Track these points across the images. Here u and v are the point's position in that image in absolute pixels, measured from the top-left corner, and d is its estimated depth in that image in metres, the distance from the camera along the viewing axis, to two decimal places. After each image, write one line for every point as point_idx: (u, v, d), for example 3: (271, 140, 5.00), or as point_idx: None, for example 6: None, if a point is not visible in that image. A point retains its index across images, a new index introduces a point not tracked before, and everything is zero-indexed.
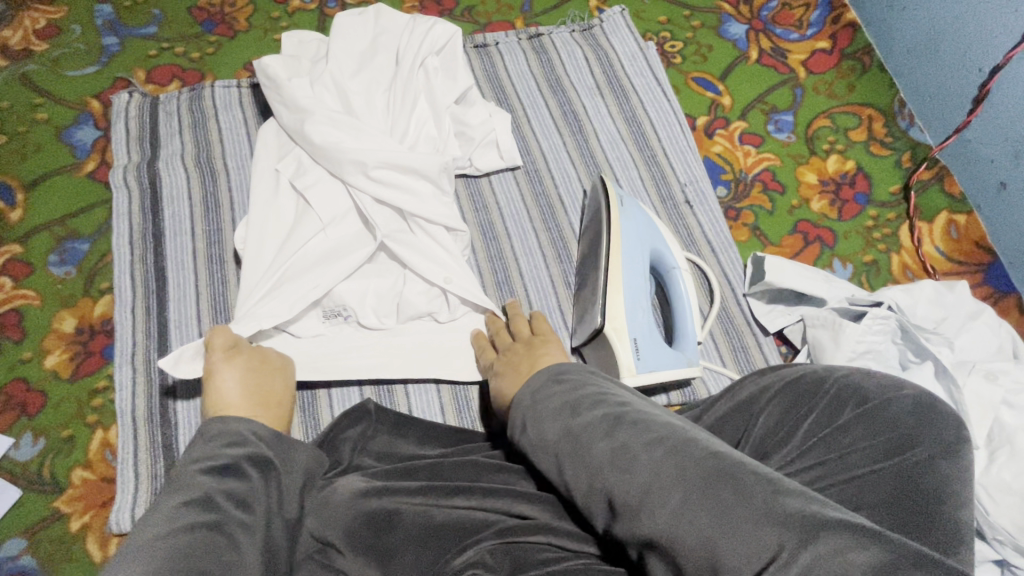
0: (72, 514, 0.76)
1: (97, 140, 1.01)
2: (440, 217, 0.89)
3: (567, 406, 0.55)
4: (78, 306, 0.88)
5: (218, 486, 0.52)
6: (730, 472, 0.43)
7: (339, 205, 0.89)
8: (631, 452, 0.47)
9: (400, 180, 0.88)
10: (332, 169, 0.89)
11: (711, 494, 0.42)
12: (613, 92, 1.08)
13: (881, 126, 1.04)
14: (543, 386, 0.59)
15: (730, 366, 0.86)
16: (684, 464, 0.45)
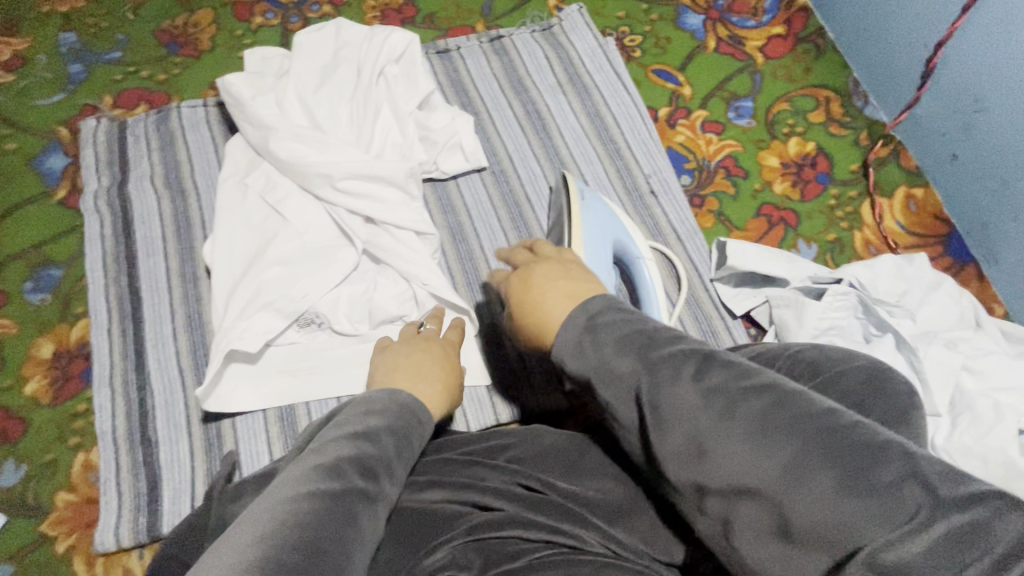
0: (58, 536, 0.77)
1: (68, 167, 1.02)
2: (410, 222, 0.90)
3: (636, 338, 0.46)
4: (55, 332, 0.89)
5: (360, 446, 0.50)
6: (848, 429, 0.35)
7: (313, 214, 0.90)
8: (723, 399, 0.39)
9: (367, 189, 0.90)
10: (301, 180, 0.90)
11: (835, 455, 0.34)
12: (575, 89, 1.10)
13: (838, 106, 1.06)
14: (602, 313, 0.49)
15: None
16: (791, 418, 0.37)
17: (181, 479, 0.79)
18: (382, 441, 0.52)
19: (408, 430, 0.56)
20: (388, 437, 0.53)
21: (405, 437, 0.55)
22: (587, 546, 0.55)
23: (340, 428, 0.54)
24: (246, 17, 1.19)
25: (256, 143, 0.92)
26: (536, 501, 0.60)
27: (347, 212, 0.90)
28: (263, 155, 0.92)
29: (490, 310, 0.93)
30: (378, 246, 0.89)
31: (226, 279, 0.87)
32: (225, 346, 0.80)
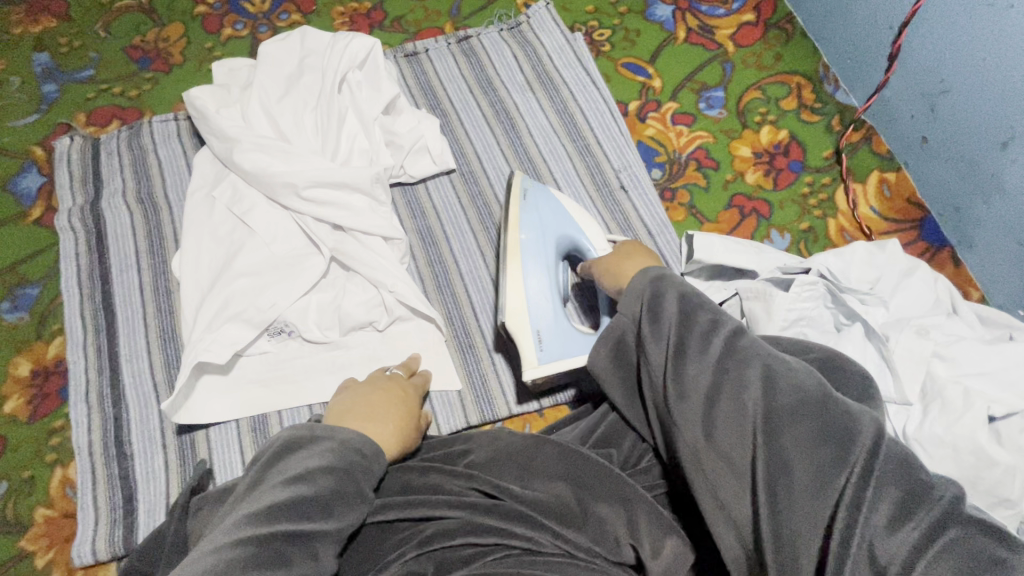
0: (38, 551, 0.79)
1: (42, 186, 1.04)
2: (375, 228, 0.91)
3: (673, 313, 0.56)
4: (32, 350, 0.91)
5: (296, 493, 0.51)
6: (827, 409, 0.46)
7: (279, 224, 0.91)
8: (737, 376, 0.50)
9: (332, 197, 0.90)
10: (265, 190, 0.90)
11: (811, 427, 0.46)
12: (543, 86, 1.09)
13: (810, 92, 1.04)
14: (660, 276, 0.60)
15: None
16: (786, 397, 0.48)
17: (157, 491, 0.81)
18: (319, 484, 0.53)
19: (349, 464, 0.56)
20: (326, 478, 0.54)
21: (352, 469, 0.56)
22: (541, 548, 0.57)
23: (278, 470, 0.55)
24: (216, 29, 1.19)
25: (222, 155, 0.93)
26: (488, 507, 0.59)
27: (313, 220, 0.90)
28: (228, 167, 0.93)
29: (460, 313, 0.93)
30: (345, 253, 0.90)
31: (194, 293, 0.88)
32: (193, 359, 0.81)
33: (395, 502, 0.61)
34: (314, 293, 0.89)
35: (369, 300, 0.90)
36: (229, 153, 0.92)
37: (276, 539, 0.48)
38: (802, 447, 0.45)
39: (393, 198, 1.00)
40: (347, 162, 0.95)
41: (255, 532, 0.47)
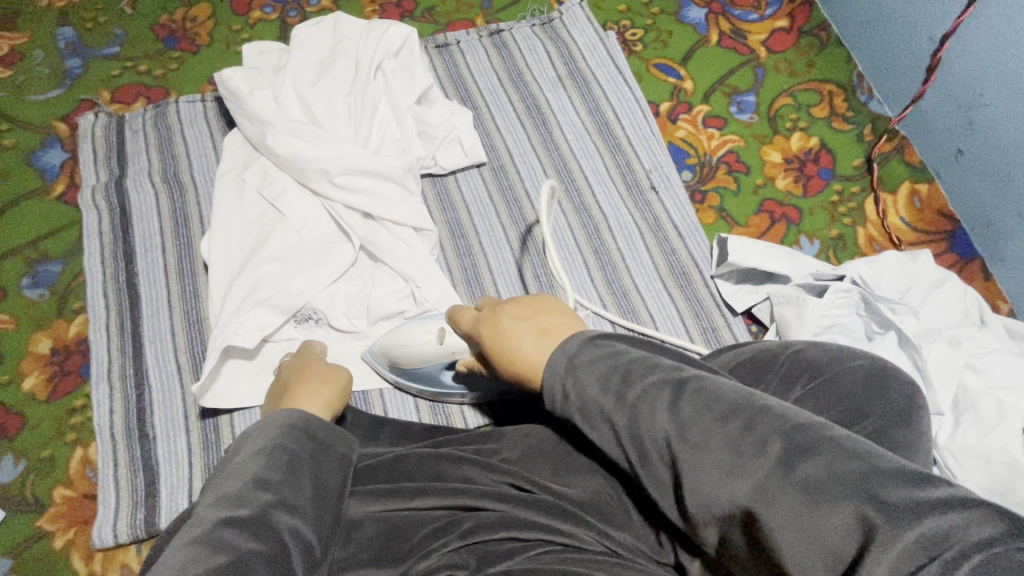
0: (56, 532, 0.77)
1: (65, 162, 1.02)
2: (408, 218, 0.90)
3: (616, 371, 0.48)
4: (53, 328, 0.89)
5: (228, 487, 0.54)
6: (816, 447, 0.38)
7: (307, 210, 0.90)
8: (700, 426, 0.42)
9: (364, 185, 0.90)
10: (298, 175, 0.89)
11: (801, 475, 0.37)
12: (575, 83, 1.08)
13: (842, 100, 1.04)
14: (577, 353, 0.51)
15: (697, 343, 0.88)
16: (764, 441, 0.39)
17: (178, 476, 0.79)
18: (250, 470, 0.55)
19: (282, 441, 0.59)
20: (256, 461, 0.56)
21: (287, 442, 0.59)
22: (585, 546, 0.56)
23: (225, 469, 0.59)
24: (244, 11, 1.18)
25: (254, 136, 0.92)
26: (530, 501, 0.59)
27: (343, 206, 0.90)
28: (261, 149, 0.92)
29: None
30: (376, 241, 0.89)
31: (222, 277, 0.87)
32: (222, 342, 0.81)
33: (434, 491, 0.62)
34: (343, 280, 0.89)
35: (399, 290, 0.89)
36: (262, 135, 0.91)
37: (212, 530, 0.49)
38: (790, 481, 0.37)
39: (424, 189, 1.00)
40: (380, 150, 0.94)
41: (196, 530, 0.50)
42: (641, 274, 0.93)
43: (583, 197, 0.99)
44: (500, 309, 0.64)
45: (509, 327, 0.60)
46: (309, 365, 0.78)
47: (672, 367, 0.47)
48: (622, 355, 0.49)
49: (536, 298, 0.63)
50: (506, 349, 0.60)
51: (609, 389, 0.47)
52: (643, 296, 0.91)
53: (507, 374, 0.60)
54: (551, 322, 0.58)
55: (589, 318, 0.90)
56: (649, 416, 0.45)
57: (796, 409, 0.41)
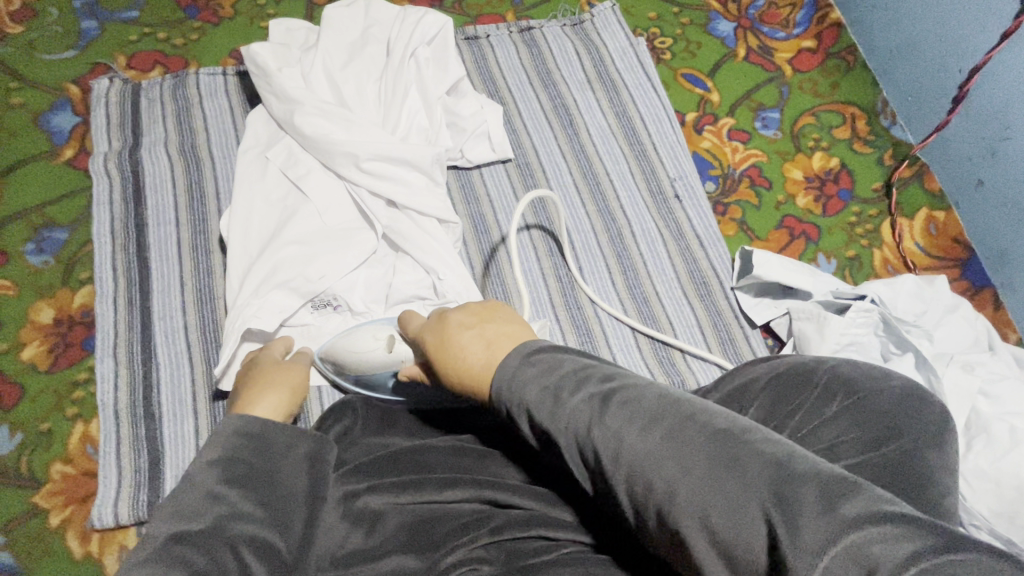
0: (51, 509, 0.74)
1: (76, 126, 0.98)
2: (434, 209, 0.89)
3: (548, 393, 0.48)
4: (56, 297, 0.86)
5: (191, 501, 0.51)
6: (734, 457, 0.39)
7: (332, 194, 0.88)
8: (625, 440, 0.43)
9: (391, 172, 0.88)
10: (326, 157, 0.87)
11: (720, 490, 0.38)
12: (604, 86, 1.08)
13: (865, 124, 1.06)
14: (517, 370, 0.50)
15: (715, 353, 0.88)
16: (685, 453, 0.40)
17: (182, 457, 0.77)
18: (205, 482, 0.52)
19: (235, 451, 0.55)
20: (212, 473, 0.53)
21: (262, 450, 0.56)
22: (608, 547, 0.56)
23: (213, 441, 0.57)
24: None
25: (282, 114, 0.90)
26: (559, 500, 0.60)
27: (369, 192, 0.88)
28: (289, 127, 0.90)
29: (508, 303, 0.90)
30: (399, 230, 0.87)
31: (241, 258, 0.85)
32: (241, 325, 0.79)
33: (468, 481, 0.60)
34: (364, 268, 0.87)
35: (422, 280, 0.87)
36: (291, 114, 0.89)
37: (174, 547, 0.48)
38: (721, 499, 0.38)
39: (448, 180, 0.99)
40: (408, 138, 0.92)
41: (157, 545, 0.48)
42: (663, 281, 0.93)
43: (608, 201, 0.98)
44: (449, 315, 0.62)
45: (455, 334, 0.58)
46: (261, 371, 0.74)
47: (603, 378, 0.48)
48: (557, 370, 0.49)
49: (484, 304, 0.61)
50: (452, 357, 0.58)
51: (544, 404, 0.48)
52: (664, 303, 0.91)
53: (449, 383, 0.59)
54: (495, 330, 0.56)
55: (610, 321, 0.89)
56: (581, 423, 0.46)
57: (720, 412, 0.43)
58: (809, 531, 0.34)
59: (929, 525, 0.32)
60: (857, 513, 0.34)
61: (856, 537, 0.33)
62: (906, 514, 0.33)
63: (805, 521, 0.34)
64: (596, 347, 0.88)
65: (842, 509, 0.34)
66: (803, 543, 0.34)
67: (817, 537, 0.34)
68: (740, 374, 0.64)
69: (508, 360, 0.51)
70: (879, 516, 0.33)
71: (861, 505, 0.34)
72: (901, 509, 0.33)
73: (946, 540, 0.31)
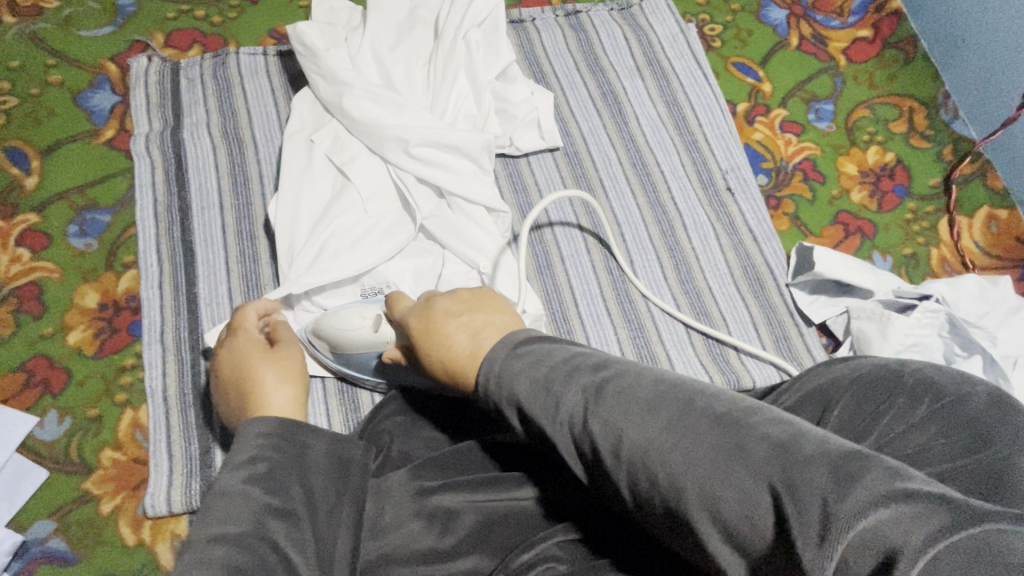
0: (103, 496, 0.73)
1: (116, 106, 0.96)
2: (483, 196, 0.85)
3: (539, 385, 0.47)
4: (101, 281, 0.84)
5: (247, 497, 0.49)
6: (738, 444, 0.38)
7: (379, 182, 0.86)
8: (624, 431, 0.42)
9: (442, 159, 0.85)
10: (376, 145, 0.85)
11: (727, 479, 0.37)
12: (653, 73, 1.05)
13: (923, 118, 1.03)
14: (506, 360, 0.49)
15: (769, 350, 0.86)
16: (687, 441, 0.39)
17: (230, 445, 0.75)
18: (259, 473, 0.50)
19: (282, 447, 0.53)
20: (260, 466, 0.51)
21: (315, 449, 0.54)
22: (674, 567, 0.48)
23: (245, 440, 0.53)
24: None
25: (330, 100, 0.87)
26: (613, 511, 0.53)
27: (415, 179, 0.86)
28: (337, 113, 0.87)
29: (559, 296, 0.88)
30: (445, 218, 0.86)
31: (287, 246, 0.83)
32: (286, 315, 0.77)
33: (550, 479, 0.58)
34: (411, 258, 0.85)
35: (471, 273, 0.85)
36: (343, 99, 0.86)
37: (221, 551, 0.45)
38: (730, 485, 0.37)
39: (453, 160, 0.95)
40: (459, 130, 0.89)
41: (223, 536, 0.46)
42: (716, 276, 0.91)
43: (659, 193, 0.96)
44: (435, 303, 0.60)
45: (441, 322, 0.57)
46: (248, 368, 0.64)
47: (595, 367, 0.46)
48: (547, 361, 0.48)
49: (470, 293, 0.60)
50: (437, 346, 0.57)
51: (539, 399, 0.46)
52: (717, 299, 0.89)
53: (440, 375, 0.58)
54: (484, 318, 0.56)
55: (662, 317, 0.87)
56: (577, 416, 0.44)
57: (720, 395, 0.41)
58: (820, 516, 0.33)
59: (942, 502, 0.32)
60: (868, 494, 0.33)
61: (870, 521, 0.32)
62: (916, 492, 0.33)
63: (815, 504, 0.34)
64: (648, 343, 0.86)
65: (856, 490, 0.33)
66: (813, 530, 0.33)
67: (831, 522, 0.33)
68: (825, 372, 0.64)
69: (498, 350, 0.50)
70: (887, 495, 0.33)
71: (868, 487, 0.33)
72: (912, 487, 0.33)
73: (963, 518, 0.31)
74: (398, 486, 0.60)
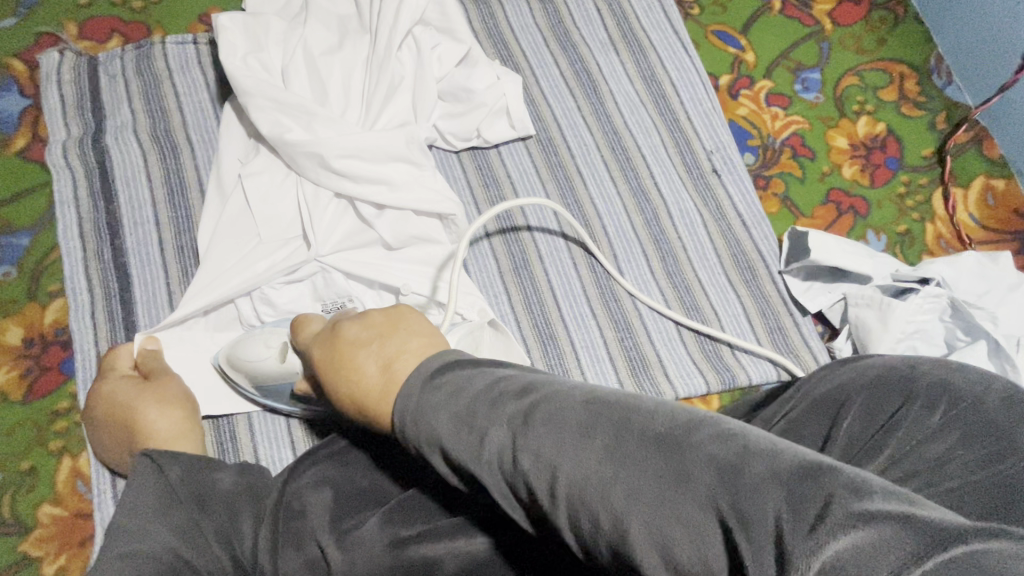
0: (45, 557, 0.66)
1: (26, 110, 0.85)
2: (429, 203, 0.76)
3: (461, 419, 0.42)
4: (23, 314, 0.75)
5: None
6: (681, 471, 0.34)
7: (311, 190, 0.77)
8: (560, 462, 0.38)
9: (379, 155, 0.75)
10: (314, 145, 0.74)
11: (673, 513, 0.34)
12: (628, 47, 0.97)
13: (914, 84, 0.97)
14: (421, 394, 0.44)
15: (765, 345, 0.81)
16: (625, 469, 0.36)
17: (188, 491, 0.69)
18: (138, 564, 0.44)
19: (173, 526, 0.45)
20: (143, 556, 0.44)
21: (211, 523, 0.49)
22: None
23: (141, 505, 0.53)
24: None
25: (256, 92, 0.76)
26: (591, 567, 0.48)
27: (353, 184, 0.75)
28: (262, 110, 0.76)
29: (539, 299, 0.82)
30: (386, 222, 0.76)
31: (215, 269, 0.75)
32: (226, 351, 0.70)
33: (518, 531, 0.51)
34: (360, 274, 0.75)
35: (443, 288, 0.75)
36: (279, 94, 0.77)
37: None
38: (679, 519, 0.33)
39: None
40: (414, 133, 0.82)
41: None
42: (705, 268, 0.85)
43: (641, 179, 0.89)
44: (342, 329, 0.54)
45: (348, 354, 0.51)
46: (126, 406, 0.66)
47: (520, 391, 0.42)
48: (465, 393, 0.43)
49: (381, 315, 0.53)
50: (348, 379, 0.51)
51: (463, 437, 0.42)
52: (708, 291, 0.84)
53: (351, 415, 0.52)
54: (396, 346, 0.49)
55: (651, 317, 0.82)
56: (506, 454, 0.40)
57: (656, 413, 0.38)
58: (776, 549, 0.30)
59: (906, 523, 0.29)
60: (826, 519, 0.30)
61: (830, 553, 0.29)
62: (879, 512, 0.29)
63: (768, 536, 0.31)
64: (638, 345, 0.80)
65: (812, 515, 0.30)
66: (770, 571, 0.30)
67: (789, 558, 0.30)
68: (830, 377, 0.58)
69: (413, 382, 0.45)
70: (848, 517, 0.30)
71: (826, 510, 0.30)
72: (873, 507, 0.30)
73: (931, 541, 0.28)
74: (366, 535, 0.53)
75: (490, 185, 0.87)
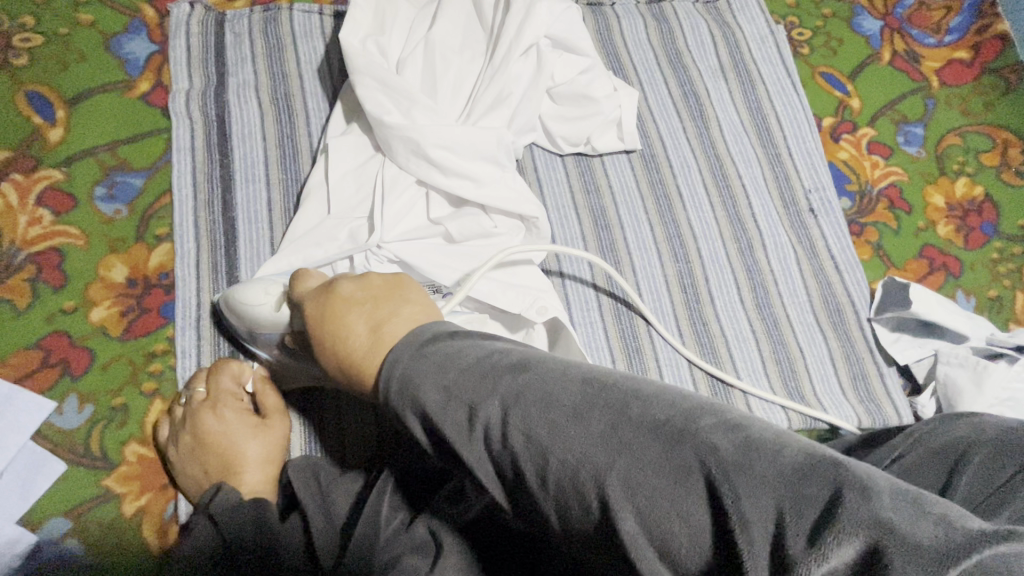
0: (126, 496, 0.66)
1: (153, 56, 0.86)
2: (511, 202, 0.74)
3: (449, 392, 0.42)
4: (130, 254, 0.76)
5: None
6: (679, 460, 0.34)
7: (394, 173, 0.75)
8: (558, 438, 0.38)
9: (462, 148, 0.74)
10: (410, 130, 0.73)
11: (664, 498, 0.34)
12: (738, 76, 0.98)
13: (1017, 152, 0.98)
14: (411, 360, 0.44)
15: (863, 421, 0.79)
16: (617, 452, 0.36)
17: None
18: None
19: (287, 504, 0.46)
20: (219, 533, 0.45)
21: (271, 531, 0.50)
22: None
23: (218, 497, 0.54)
24: None
25: (365, 71, 0.76)
26: None
27: (442, 175, 0.74)
28: (368, 89, 0.75)
29: (630, 312, 0.82)
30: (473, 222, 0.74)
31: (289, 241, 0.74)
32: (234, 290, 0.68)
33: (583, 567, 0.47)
34: (427, 270, 0.71)
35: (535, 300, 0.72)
36: (393, 76, 0.75)
37: None
38: (677, 507, 0.34)
39: (523, 155, 0.88)
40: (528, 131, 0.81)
41: None
42: (794, 304, 0.85)
43: (739, 207, 0.89)
44: (339, 284, 0.54)
45: (342, 312, 0.51)
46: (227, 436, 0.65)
47: (514, 368, 0.42)
48: (456, 363, 0.43)
49: (381, 280, 0.53)
50: (335, 338, 0.51)
51: (449, 410, 0.42)
52: (796, 329, 0.83)
53: (334, 371, 0.52)
54: (390, 310, 0.49)
55: (737, 347, 0.81)
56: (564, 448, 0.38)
57: (652, 401, 0.38)
58: (772, 547, 0.31)
59: (910, 535, 0.29)
60: (831, 523, 0.30)
61: (832, 563, 0.29)
62: (884, 520, 0.29)
63: (763, 531, 0.31)
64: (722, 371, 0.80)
65: (813, 516, 0.31)
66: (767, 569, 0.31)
67: (788, 560, 0.30)
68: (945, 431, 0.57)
69: (405, 346, 0.45)
70: (852, 523, 0.30)
71: (830, 514, 0.30)
72: (881, 513, 0.30)
73: (941, 558, 0.28)
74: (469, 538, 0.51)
75: (593, 194, 0.87)
